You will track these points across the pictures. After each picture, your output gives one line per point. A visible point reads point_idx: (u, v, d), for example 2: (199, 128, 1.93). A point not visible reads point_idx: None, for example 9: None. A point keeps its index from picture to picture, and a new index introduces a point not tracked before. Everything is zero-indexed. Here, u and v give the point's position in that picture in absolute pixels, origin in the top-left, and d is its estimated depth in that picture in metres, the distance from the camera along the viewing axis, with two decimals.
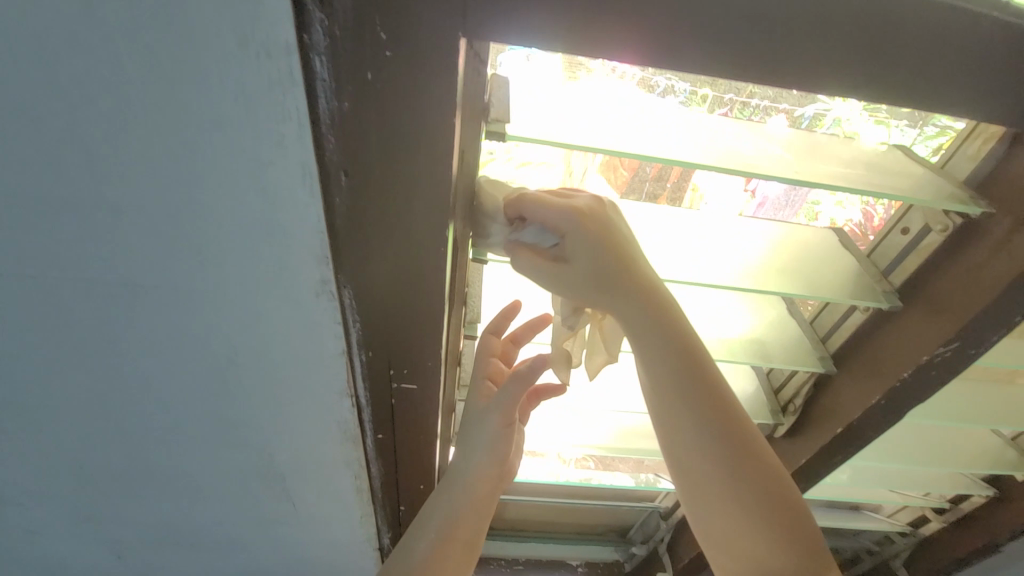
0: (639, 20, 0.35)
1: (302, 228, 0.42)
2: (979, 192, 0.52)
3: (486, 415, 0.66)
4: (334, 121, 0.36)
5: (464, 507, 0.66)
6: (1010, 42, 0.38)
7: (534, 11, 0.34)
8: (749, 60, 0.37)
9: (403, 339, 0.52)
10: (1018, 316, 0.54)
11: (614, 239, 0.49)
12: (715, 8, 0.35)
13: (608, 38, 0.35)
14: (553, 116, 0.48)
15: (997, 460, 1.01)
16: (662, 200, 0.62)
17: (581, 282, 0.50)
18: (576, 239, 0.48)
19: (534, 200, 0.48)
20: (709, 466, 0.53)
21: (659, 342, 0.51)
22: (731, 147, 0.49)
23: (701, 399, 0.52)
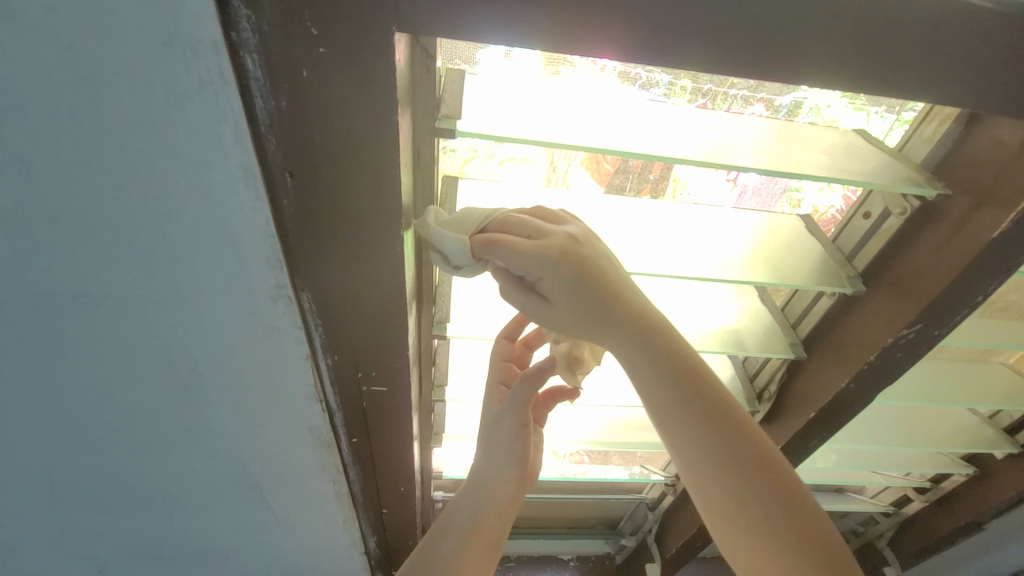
0: (583, 8, 0.34)
1: (253, 231, 0.41)
2: (934, 174, 0.53)
3: (501, 419, 0.66)
4: (273, 121, 0.35)
5: (485, 512, 0.68)
6: (954, 20, 0.38)
7: (472, 1, 0.33)
8: (696, 46, 0.37)
9: (368, 342, 0.52)
10: (978, 295, 0.54)
11: (592, 258, 0.47)
12: None
13: (552, 30, 0.35)
14: (510, 110, 0.47)
15: (974, 439, 1.02)
16: (645, 193, 0.60)
17: (563, 311, 0.48)
18: (550, 279, 0.46)
19: (504, 245, 0.45)
20: (722, 486, 0.49)
21: (649, 355, 0.48)
22: (690, 137, 0.49)
23: (687, 390, 0.49)
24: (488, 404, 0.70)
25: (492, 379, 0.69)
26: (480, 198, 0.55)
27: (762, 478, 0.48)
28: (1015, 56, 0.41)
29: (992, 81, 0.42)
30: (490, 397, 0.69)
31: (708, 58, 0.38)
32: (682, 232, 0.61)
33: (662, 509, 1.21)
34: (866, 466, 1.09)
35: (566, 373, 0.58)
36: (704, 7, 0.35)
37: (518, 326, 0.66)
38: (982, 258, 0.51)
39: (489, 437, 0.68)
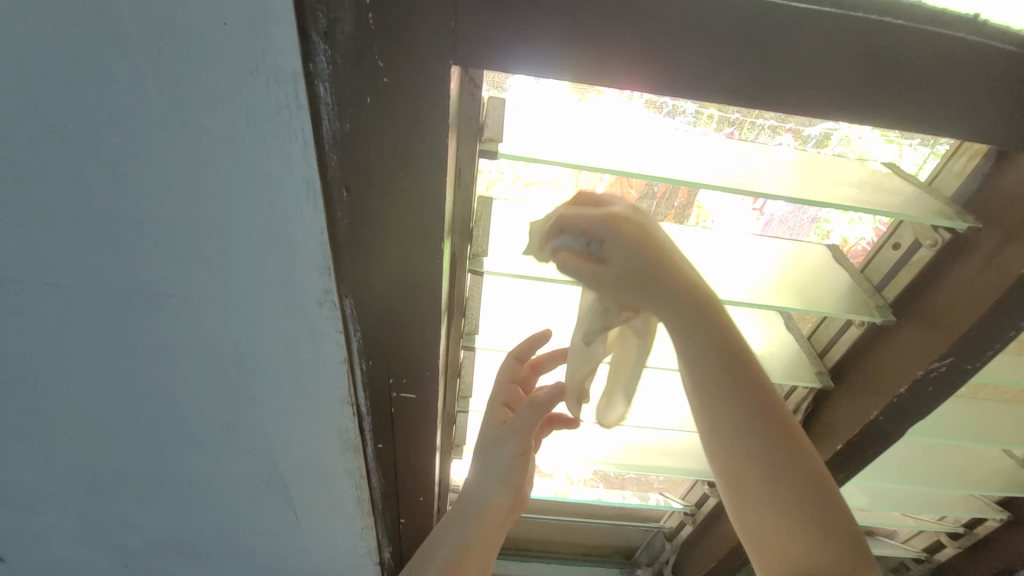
0: (621, 42, 0.37)
1: (308, 239, 0.45)
2: (967, 208, 0.53)
3: (503, 443, 0.67)
4: (337, 141, 0.39)
5: (474, 540, 0.68)
6: (980, 61, 0.40)
7: (518, 37, 0.36)
8: (726, 78, 0.39)
9: (404, 350, 0.54)
10: (1013, 331, 0.54)
11: (646, 231, 0.47)
12: (690, 31, 0.37)
13: (590, 61, 0.38)
14: (543, 137, 0.50)
15: (1009, 481, 0.98)
16: (669, 218, 0.62)
17: (616, 287, 0.47)
18: (615, 241, 0.46)
19: (569, 216, 0.47)
20: (751, 463, 0.50)
21: (703, 337, 0.49)
22: (718, 164, 0.51)
23: (738, 381, 0.50)
24: (487, 424, 0.70)
25: (494, 398, 0.69)
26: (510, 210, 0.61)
27: (791, 459, 0.49)
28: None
29: (1020, 119, 0.43)
30: (490, 418, 0.69)
31: (742, 90, 0.40)
32: (710, 255, 0.63)
33: (680, 539, 1.18)
34: (896, 507, 1.04)
35: (572, 402, 0.56)
36: (740, 43, 0.38)
37: (528, 348, 0.66)
38: (1015, 291, 0.51)
39: (487, 460, 0.68)
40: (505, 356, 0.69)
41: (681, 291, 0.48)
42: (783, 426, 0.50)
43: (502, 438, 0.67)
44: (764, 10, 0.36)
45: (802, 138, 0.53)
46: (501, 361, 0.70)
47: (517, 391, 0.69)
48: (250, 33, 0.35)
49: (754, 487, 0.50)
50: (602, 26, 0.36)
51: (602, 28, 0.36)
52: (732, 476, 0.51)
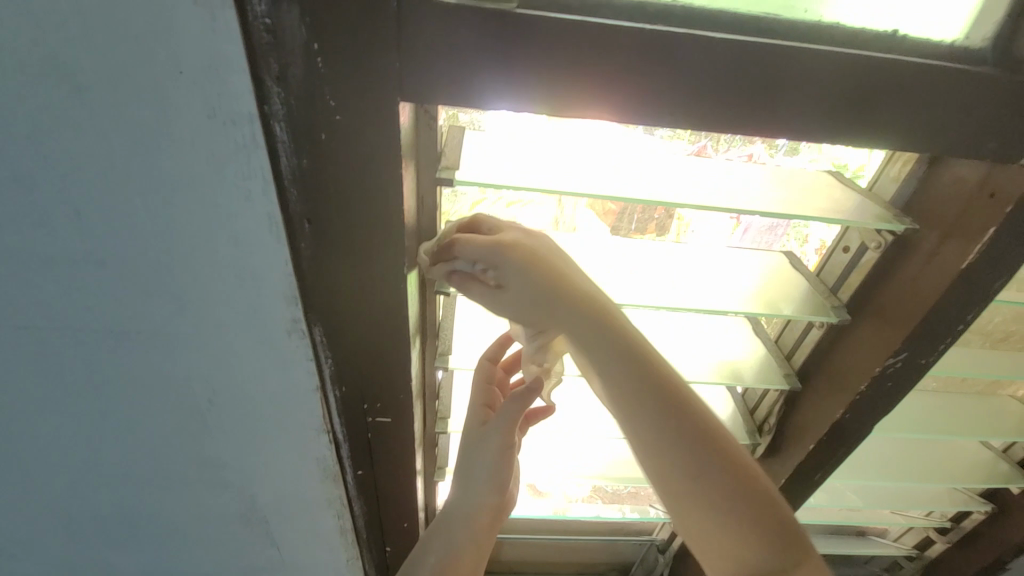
0: (557, 69, 0.39)
1: (272, 272, 0.46)
2: (905, 210, 0.56)
3: (484, 443, 0.66)
4: (295, 176, 0.41)
5: (462, 543, 0.67)
6: (903, 77, 0.42)
7: (460, 69, 0.38)
8: (665, 98, 0.41)
9: (373, 374, 0.55)
10: (960, 324, 0.57)
11: (539, 254, 0.51)
12: (628, 55, 0.39)
13: (528, 87, 0.39)
14: (498, 163, 0.52)
15: (989, 473, 0.98)
16: (651, 229, 0.66)
17: (519, 306, 0.51)
18: (504, 268, 0.50)
19: (462, 239, 0.50)
20: (682, 474, 0.50)
21: (616, 362, 0.51)
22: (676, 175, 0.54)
23: (659, 403, 0.50)
24: (468, 426, 0.69)
25: (472, 400, 0.69)
26: None
27: (714, 455, 0.50)
28: (970, 103, 0.44)
29: (953, 127, 0.45)
30: (472, 418, 0.68)
31: (683, 108, 0.42)
32: (693, 265, 0.66)
33: (672, 551, 1.17)
34: (881, 504, 1.05)
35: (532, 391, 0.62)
36: (675, 67, 0.40)
37: (499, 348, 0.67)
38: (954, 286, 0.54)
39: (471, 458, 0.68)
40: (478, 361, 0.69)
41: (594, 316, 0.51)
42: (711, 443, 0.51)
43: (485, 437, 0.66)
44: (693, 37, 0.39)
45: (769, 153, 0.58)
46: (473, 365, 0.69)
47: (495, 392, 0.69)
48: (205, 79, 0.37)
49: (691, 502, 0.50)
50: (541, 54, 0.38)
51: (538, 56, 0.38)
52: (675, 502, 0.51)
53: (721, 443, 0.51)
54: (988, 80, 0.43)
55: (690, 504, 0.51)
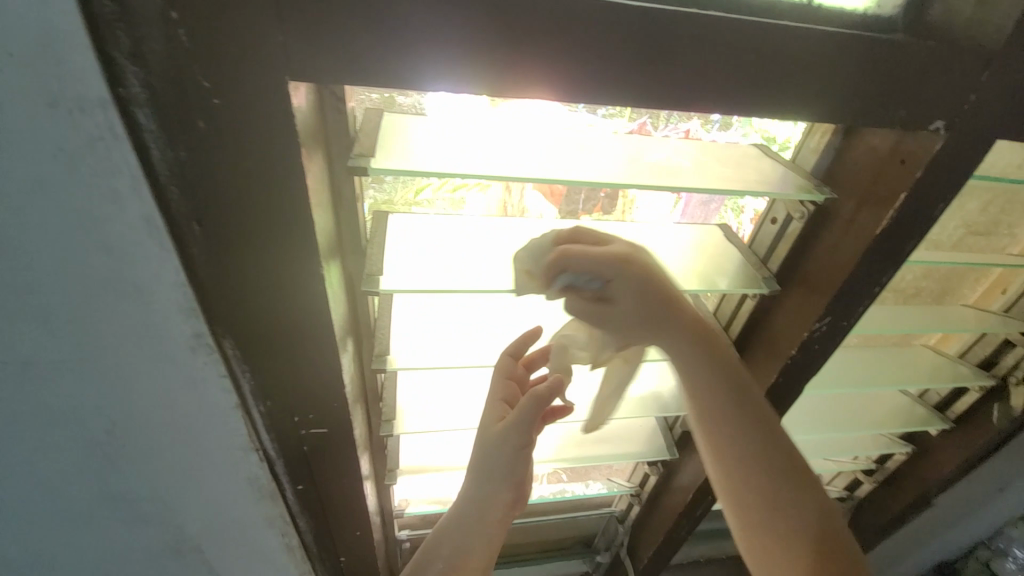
0: (471, 39, 0.35)
1: (161, 282, 0.41)
2: (824, 180, 0.58)
3: (500, 441, 0.66)
4: (171, 171, 0.36)
5: (476, 539, 0.68)
6: (819, 46, 0.42)
7: (355, 39, 0.33)
8: (585, 71, 0.39)
9: (300, 385, 0.51)
10: (877, 286, 0.59)
11: (650, 271, 0.52)
12: (541, 24, 0.36)
13: (438, 58, 0.35)
14: (419, 147, 0.48)
15: (908, 418, 1.06)
16: (598, 209, 0.66)
17: (623, 318, 0.54)
18: (619, 282, 0.51)
19: (574, 251, 0.50)
20: (738, 456, 0.59)
21: (699, 360, 0.58)
22: (607, 151, 0.53)
23: (726, 393, 0.59)
24: (484, 422, 0.68)
25: (490, 397, 0.68)
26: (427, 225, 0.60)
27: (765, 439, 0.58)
28: (882, 71, 0.44)
29: (866, 97, 0.45)
30: (490, 414, 0.68)
31: (610, 83, 0.40)
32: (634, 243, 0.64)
33: (630, 521, 1.20)
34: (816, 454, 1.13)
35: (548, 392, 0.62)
36: (592, 34, 0.37)
37: (523, 343, 0.68)
38: (872, 253, 0.56)
39: (492, 456, 0.66)
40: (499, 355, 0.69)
41: (690, 347, 0.56)
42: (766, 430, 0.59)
43: (502, 436, 0.65)
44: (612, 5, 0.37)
45: (705, 128, 0.60)
46: (494, 360, 0.69)
47: (515, 388, 0.69)
48: (41, 61, 0.32)
49: (745, 498, 0.59)
50: (447, 21, 0.34)
51: (446, 22, 0.34)
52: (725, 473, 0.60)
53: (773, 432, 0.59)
54: (895, 46, 0.44)
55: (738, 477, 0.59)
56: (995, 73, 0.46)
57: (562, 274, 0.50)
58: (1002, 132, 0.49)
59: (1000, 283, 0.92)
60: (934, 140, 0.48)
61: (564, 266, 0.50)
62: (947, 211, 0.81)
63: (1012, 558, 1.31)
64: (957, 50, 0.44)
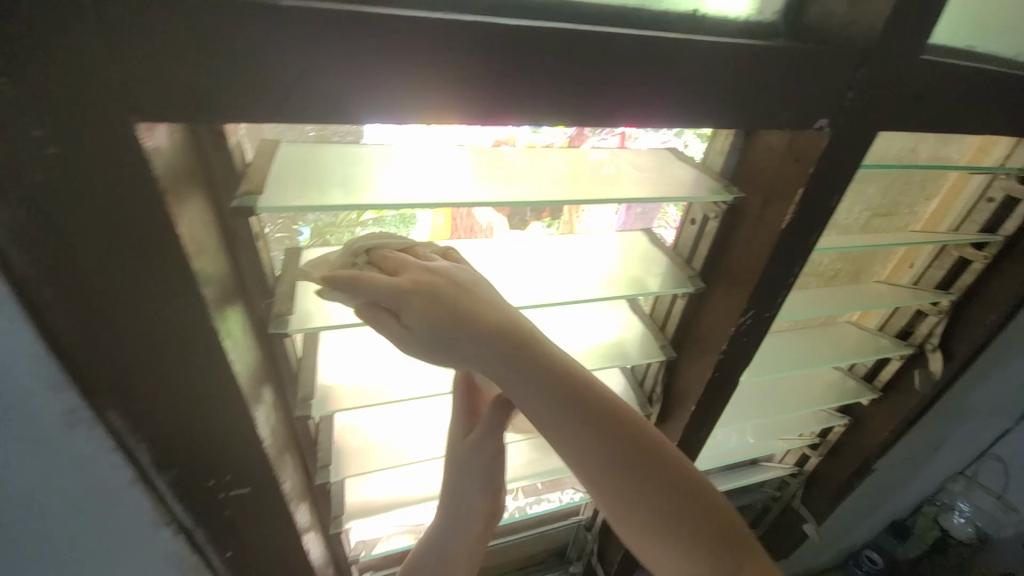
0: (344, 67, 0.34)
1: (20, 362, 0.38)
2: (733, 180, 0.60)
3: (469, 458, 0.63)
4: (10, 232, 0.32)
5: (457, 547, 0.70)
6: (704, 55, 0.43)
7: (213, 72, 0.31)
8: (472, 91, 0.38)
9: (210, 442, 0.47)
10: (790, 276, 0.62)
11: (444, 292, 0.45)
12: (417, 46, 0.35)
13: (310, 86, 0.34)
14: (315, 180, 0.45)
15: (843, 391, 1.12)
16: (545, 215, 0.71)
17: (427, 345, 0.45)
18: (410, 308, 0.44)
19: (366, 279, 0.44)
20: (613, 492, 0.44)
21: (512, 379, 0.45)
22: (534, 170, 0.54)
23: (572, 412, 0.44)
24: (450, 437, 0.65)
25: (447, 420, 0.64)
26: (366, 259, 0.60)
27: (642, 462, 0.45)
28: (767, 75, 0.46)
29: (755, 102, 0.47)
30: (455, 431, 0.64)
31: (505, 101, 0.39)
32: (567, 254, 0.69)
33: (597, 528, 1.19)
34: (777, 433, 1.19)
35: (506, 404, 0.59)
36: (472, 53, 0.36)
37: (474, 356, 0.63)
38: (780, 246, 0.58)
39: (459, 475, 0.65)
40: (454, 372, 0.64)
41: (499, 361, 0.44)
42: (633, 452, 0.45)
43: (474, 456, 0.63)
44: (491, 24, 0.36)
45: (638, 134, 0.64)
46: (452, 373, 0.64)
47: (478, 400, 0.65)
48: None
49: (649, 540, 0.45)
50: (316, 51, 0.33)
51: (312, 48, 0.32)
52: (618, 511, 0.45)
53: (646, 451, 0.45)
54: (776, 50, 0.45)
55: (623, 514, 0.45)
56: (870, 72, 0.48)
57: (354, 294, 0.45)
58: (883, 125, 0.52)
59: (906, 258, 0.98)
60: (820, 137, 0.51)
61: (365, 284, 0.44)
62: (851, 196, 0.87)
63: (957, 511, 1.46)
64: (833, 53, 0.46)
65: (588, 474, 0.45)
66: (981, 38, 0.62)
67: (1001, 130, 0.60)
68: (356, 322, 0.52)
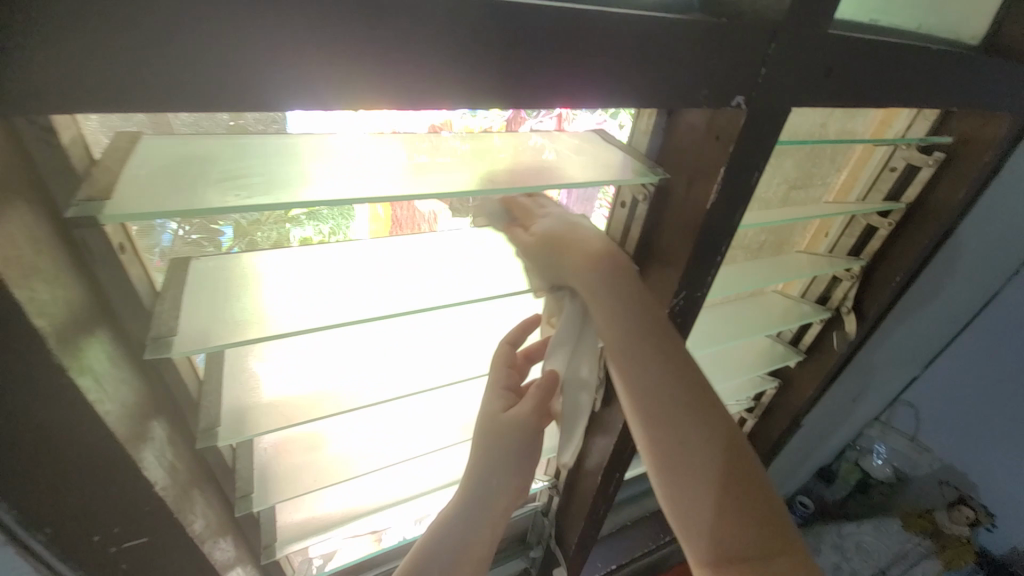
0: (189, 40, 0.28)
1: None
2: (658, 160, 0.59)
3: (508, 429, 0.62)
4: None
5: (479, 525, 0.63)
6: (615, 32, 0.40)
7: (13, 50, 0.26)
8: (355, 67, 0.33)
9: (87, 487, 0.41)
10: (717, 256, 0.63)
11: (574, 229, 0.59)
12: (279, 14, 0.30)
13: (145, 71, 0.29)
14: (190, 185, 0.39)
15: (773, 356, 1.20)
16: (487, 202, 0.67)
17: (536, 258, 0.57)
18: (543, 225, 0.59)
19: (518, 202, 0.62)
20: (667, 428, 0.55)
21: (607, 312, 0.56)
22: (478, 157, 0.52)
23: (652, 351, 0.56)
24: (489, 409, 0.63)
25: (492, 384, 0.63)
26: (270, 265, 0.55)
27: (700, 410, 0.55)
28: (679, 53, 0.44)
29: (671, 83, 0.45)
30: (495, 404, 0.63)
31: (398, 82, 0.35)
32: (500, 246, 0.66)
33: (553, 512, 1.20)
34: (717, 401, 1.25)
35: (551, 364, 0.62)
36: (350, 22, 0.32)
37: (522, 331, 0.65)
38: (707, 226, 0.58)
39: (495, 450, 0.62)
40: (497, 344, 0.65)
41: (603, 288, 0.56)
42: (696, 401, 0.55)
43: (519, 420, 0.61)
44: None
45: (574, 115, 0.64)
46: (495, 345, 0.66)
47: (516, 376, 0.65)
48: None
49: (684, 474, 0.54)
50: (157, 23, 0.28)
51: (139, 22, 0.27)
52: (662, 445, 0.55)
53: (705, 406, 0.55)
54: (688, 25, 0.43)
55: (668, 449, 0.55)
56: (780, 46, 0.48)
57: (505, 215, 0.62)
58: (795, 100, 0.52)
59: (822, 228, 1.05)
60: (738, 115, 0.50)
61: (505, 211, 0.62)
62: (769, 170, 0.90)
63: (875, 453, 1.61)
64: (743, 26, 0.45)
65: (648, 406, 0.55)
66: (880, 12, 0.64)
67: (901, 101, 0.62)
68: (289, 331, 0.48)
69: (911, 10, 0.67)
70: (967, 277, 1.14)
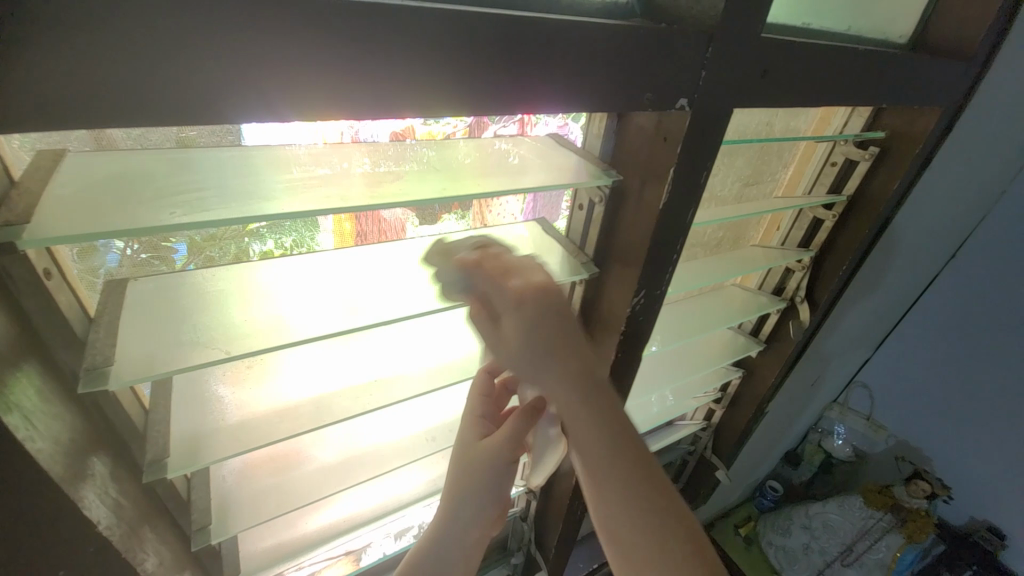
0: (112, 55, 0.27)
1: None
2: (612, 162, 0.60)
3: (480, 461, 0.59)
4: None
5: (455, 559, 0.60)
6: (559, 38, 0.41)
7: None
8: (295, 77, 0.33)
9: (22, 533, 0.38)
10: (673, 252, 0.64)
11: (545, 288, 0.49)
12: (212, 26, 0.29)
13: (65, 87, 0.27)
14: (126, 202, 0.37)
15: (736, 348, 1.24)
16: (454, 208, 0.67)
17: (505, 335, 0.49)
18: (503, 293, 0.49)
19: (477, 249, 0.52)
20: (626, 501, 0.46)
21: (554, 378, 0.48)
22: (433, 162, 0.52)
23: (598, 412, 0.48)
24: (466, 438, 0.61)
25: (468, 412, 0.63)
26: (216, 281, 0.52)
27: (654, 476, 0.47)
28: (623, 58, 0.45)
29: (617, 87, 0.46)
30: (472, 432, 0.61)
31: (341, 90, 0.34)
32: None
33: (531, 516, 1.20)
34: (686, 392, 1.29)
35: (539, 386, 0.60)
36: (287, 33, 0.31)
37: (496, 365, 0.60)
38: (660, 226, 0.59)
39: (467, 482, 0.59)
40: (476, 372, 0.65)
41: (552, 354, 0.48)
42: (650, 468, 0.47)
43: (489, 453, 0.58)
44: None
45: (536, 119, 0.64)
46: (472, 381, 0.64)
47: (493, 406, 0.64)
48: None
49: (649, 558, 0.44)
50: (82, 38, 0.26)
51: (56, 38, 0.26)
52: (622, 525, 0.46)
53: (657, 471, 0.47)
54: (630, 31, 0.44)
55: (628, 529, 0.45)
56: (718, 49, 0.49)
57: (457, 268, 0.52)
58: (737, 100, 0.54)
59: (775, 221, 1.08)
60: (683, 117, 0.52)
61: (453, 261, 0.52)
62: (722, 168, 0.93)
63: (836, 435, 1.68)
64: (682, 31, 0.47)
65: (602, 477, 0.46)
66: (812, 17, 0.67)
67: (835, 99, 0.65)
68: (236, 351, 0.46)
69: (842, 13, 0.71)
70: (907, 263, 1.22)
